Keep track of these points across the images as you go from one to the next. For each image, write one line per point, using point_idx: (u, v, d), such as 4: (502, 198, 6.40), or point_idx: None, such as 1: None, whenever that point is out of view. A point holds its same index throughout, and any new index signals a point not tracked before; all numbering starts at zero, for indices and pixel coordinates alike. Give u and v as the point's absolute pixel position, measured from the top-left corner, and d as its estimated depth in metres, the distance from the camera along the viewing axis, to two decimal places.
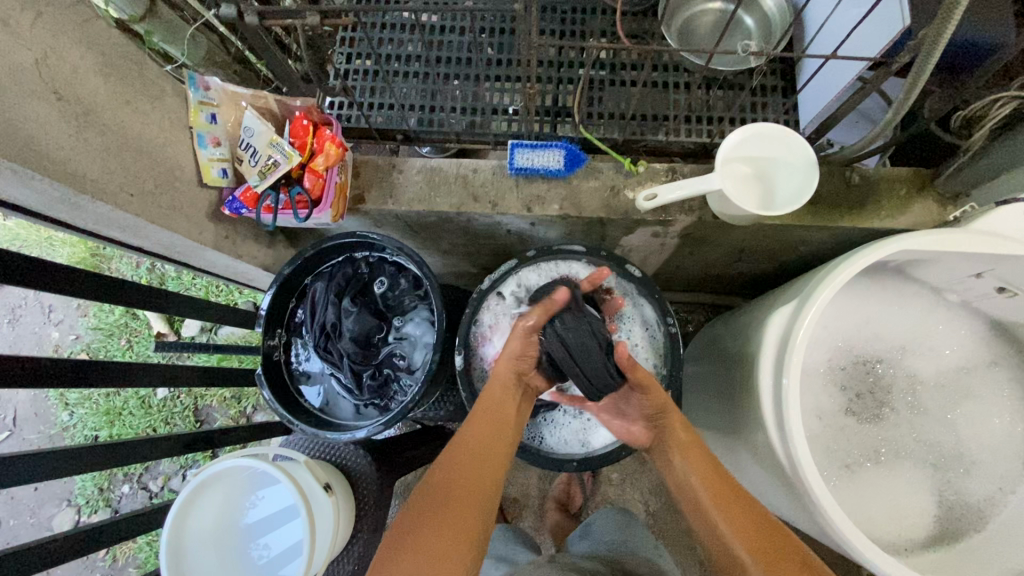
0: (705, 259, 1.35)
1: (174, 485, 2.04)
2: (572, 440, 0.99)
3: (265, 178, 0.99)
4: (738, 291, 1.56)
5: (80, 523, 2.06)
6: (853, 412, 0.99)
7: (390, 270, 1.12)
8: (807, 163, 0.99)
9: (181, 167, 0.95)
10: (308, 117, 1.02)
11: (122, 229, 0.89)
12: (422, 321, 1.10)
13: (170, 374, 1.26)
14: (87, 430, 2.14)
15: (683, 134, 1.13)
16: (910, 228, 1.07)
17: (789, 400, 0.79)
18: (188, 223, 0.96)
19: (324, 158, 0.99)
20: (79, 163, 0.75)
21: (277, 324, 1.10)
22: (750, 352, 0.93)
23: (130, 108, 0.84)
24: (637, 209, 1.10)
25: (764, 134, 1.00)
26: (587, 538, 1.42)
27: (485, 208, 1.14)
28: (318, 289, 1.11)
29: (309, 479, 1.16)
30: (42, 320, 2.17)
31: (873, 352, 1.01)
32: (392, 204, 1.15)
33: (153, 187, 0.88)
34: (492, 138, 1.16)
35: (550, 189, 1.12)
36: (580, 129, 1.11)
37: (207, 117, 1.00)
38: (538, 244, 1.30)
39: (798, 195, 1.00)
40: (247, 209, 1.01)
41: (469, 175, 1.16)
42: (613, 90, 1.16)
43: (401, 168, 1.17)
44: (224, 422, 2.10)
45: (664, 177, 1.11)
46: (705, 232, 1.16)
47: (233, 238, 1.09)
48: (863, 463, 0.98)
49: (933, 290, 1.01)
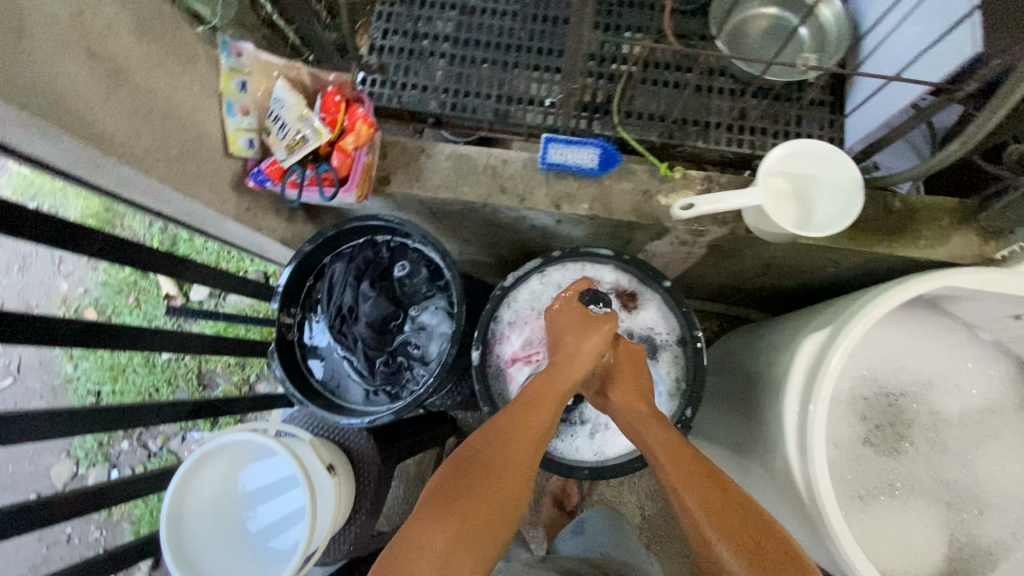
0: (730, 271, 1.32)
1: (172, 446, 2.04)
2: (584, 448, 0.96)
3: (292, 153, 0.97)
4: (757, 305, 1.53)
5: (78, 475, 2.08)
6: (871, 444, 0.98)
7: (410, 256, 1.10)
8: (850, 185, 0.95)
9: (208, 134, 0.93)
10: (340, 93, 0.99)
11: (144, 193, 0.87)
12: (439, 311, 1.08)
13: (180, 341, 1.25)
14: (90, 384, 2.15)
15: (723, 143, 1.09)
16: (948, 261, 1.03)
17: (815, 428, 0.77)
18: (211, 193, 0.94)
19: (355, 137, 0.97)
20: (107, 124, 0.73)
21: (293, 301, 1.08)
22: (776, 374, 0.90)
23: (162, 71, 0.82)
24: (668, 216, 1.07)
25: (809, 150, 0.96)
26: (581, 535, 1.42)
27: (511, 201, 1.11)
28: (336, 269, 1.08)
29: (313, 458, 1.15)
30: (52, 270, 2.17)
31: (898, 385, 0.99)
32: (417, 189, 1.12)
33: (180, 153, 0.86)
34: (525, 131, 1.14)
35: (581, 187, 1.09)
36: (617, 128, 1.08)
37: (237, 85, 0.97)
38: (560, 241, 1.27)
39: (838, 217, 0.96)
40: (272, 182, 0.99)
41: (498, 165, 1.12)
42: (655, 90, 1.11)
43: (429, 152, 1.14)
44: (226, 389, 2.10)
45: (698, 185, 1.07)
46: (735, 245, 1.13)
47: (253, 211, 1.06)
48: (876, 496, 0.96)
49: (966, 327, 0.99)
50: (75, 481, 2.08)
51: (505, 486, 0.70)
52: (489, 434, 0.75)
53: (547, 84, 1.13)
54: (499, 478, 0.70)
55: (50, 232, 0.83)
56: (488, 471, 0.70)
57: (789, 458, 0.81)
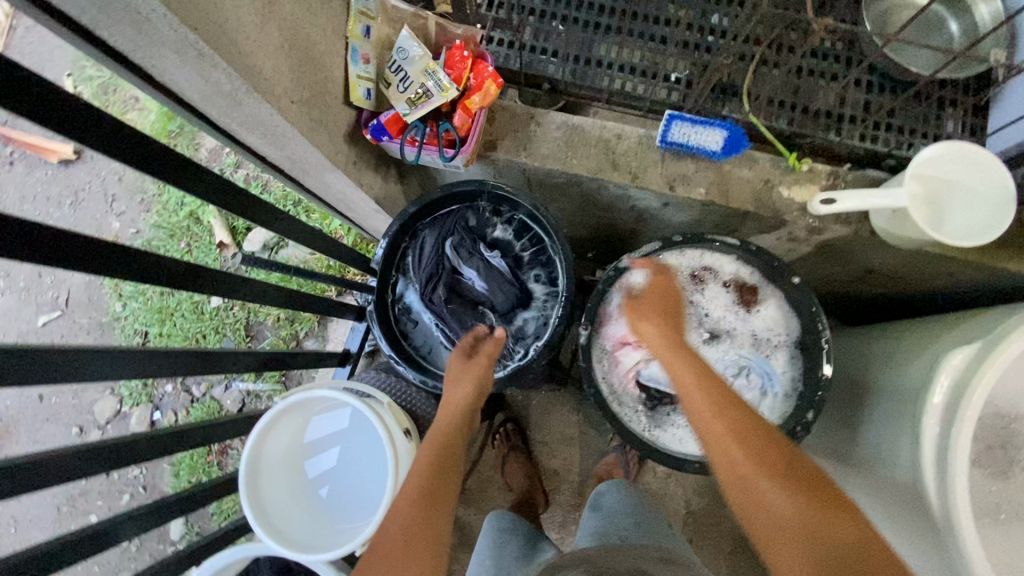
0: (826, 272, 1.27)
1: (216, 394, 2.04)
2: (686, 441, 0.94)
3: (415, 108, 0.92)
4: (838, 309, 1.48)
5: (121, 413, 2.09)
6: (979, 464, 0.95)
7: (514, 227, 1.07)
8: (1000, 196, 0.90)
9: (332, 79, 0.89)
10: (467, 49, 0.94)
11: (267, 136, 0.84)
12: (539, 287, 1.06)
13: (260, 291, 1.22)
14: (138, 324, 2.15)
15: (856, 138, 1.03)
16: None
17: (959, 449, 0.74)
18: (329, 141, 0.90)
19: (482, 96, 0.92)
20: (256, 58, 0.69)
21: (392, 263, 1.05)
22: (902, 386, 0.87)
23: (304, 6, 0.77)
24: (788, 209, 1.02)
25: (961, 155, 0.91)
26: (597, 513, 1.17)
27: (623, 178, 1.06)
28: (438, 234, 1.04)
29: (393, 422, 1.13)
30: (105, 207, 2.15)
31: (1015, 407, 0.95)
32: (525, 157, 1.08)
33: (309, 96, 0.82)
34: (645, 106, 1.08)
35: (698, 171, 1.05)
36: (746, 112, 1.02)
37: (362, 30, 0.92)
38: (657, 225, 1.23)
39: (984, 228, 0.91)
40: (388, 137, 0.95)
41: (612, 140, 1.07)
42: (788, 74, 1.04)
43: (540, 120, 1.09)
44: (273, 342, 2.09)
45: (824, 180, 1.02)
46: (849, 246, 1.08)
47: (359, 164, 1.03)
48: (980, 518, 0.93)
49: None
50: (118, 418, 2.09)
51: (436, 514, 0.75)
52: (420, 466, 0.80)
53: (672, 58, 1.07)
54: (424, 507, 0.75)
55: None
56: (413, 502, 0.75)
57: (920, 475, 0.78)
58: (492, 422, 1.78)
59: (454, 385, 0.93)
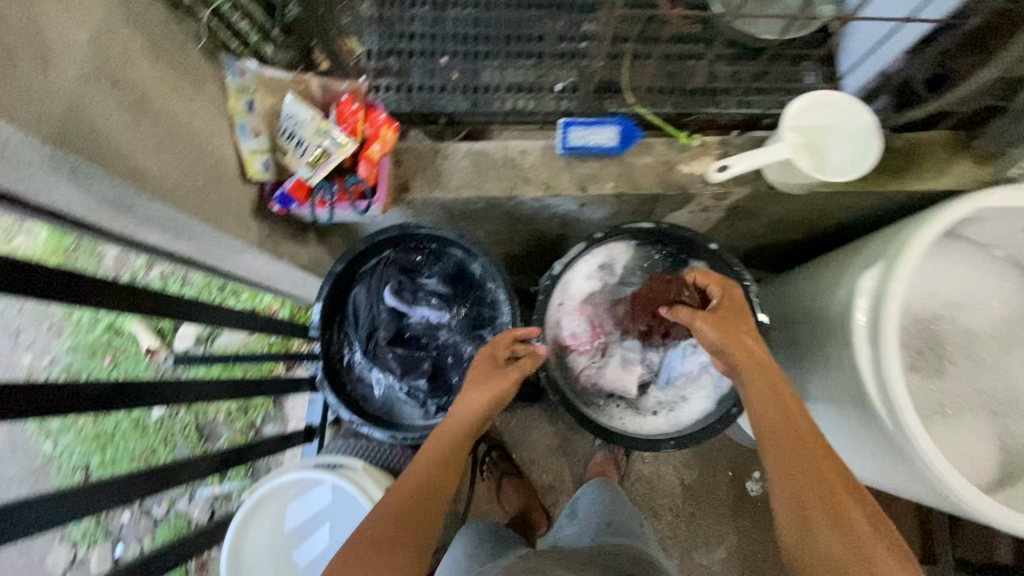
0: (742, 231, 1.35)
1: (181, 508, 1.89)
2: (657, 422, 0.97)
3: (317, 168, 0.91)
4: (764, 260, 1.58)
5: (78, 559, 1.90)
6: (916, 369, 1.03)
7: (444, 262, 1.08)
8: (864, 129, 1.01)
9: (225, 161, 0.87)
10: (355, 101, 0.95)
11: (169, 231, 0.80)
12: (482, 314, 1.07)
13: (201, 390, 1.16)
14: (76, 459, 1.97)
15: (732, 106, 1.12)
16: (954, 188, 1.10)
17: (891, 358, 0.80)
18: (236, 222, 0.88)
19: (381, 144, 0.92)
20: (137, 157, 0.67)
21: (330, 326, 1.02)
22: (830, 317, 0.94)
23: (178, 96, 0.76)
24: (692, 184, 1.09)
25: (824, 102, 1.01)
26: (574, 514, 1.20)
27: (537, 190, 1.09)
28: (370, 286, 1.04)
29: (373, 487, 1.09)
30: (11, 344, 1.98)
31: (931, 310, 1.05)
32: (439, 191, 1.09)
33: (204, 183, 0.80)
34: (540, 119, 1.12)
35: (604, 167, 1.10)
36: (632, 104, 1.09)
37: (245, 105, 0.91)
38: (581, 225, 1.27)
39: (858, 160, 1.01)
40: (297, 202, 0.93)
41: (517, 157, 1.11)
42: (660, 62, 1.12)
43: (445, 153, 1.11)
44: (230, 437, 1.97)
45: (716, 150, 1.10)
46: (754, 203, 1.16)
47: (273, 236, 1.01)
48: (930, 417, 1.01)
49: (980, 247, 1.06)
50: (76, 565, 1.90)
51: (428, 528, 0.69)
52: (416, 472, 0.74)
53: (554, 70, 1.12)
54: (408, 519, 0.69)
55: (73, 288, 0.75)
56: (403, 504, 0.70)
57: (866, 391, 0.84)
58: (475, 455, 1.75)
59: (467, 391, 0.84)
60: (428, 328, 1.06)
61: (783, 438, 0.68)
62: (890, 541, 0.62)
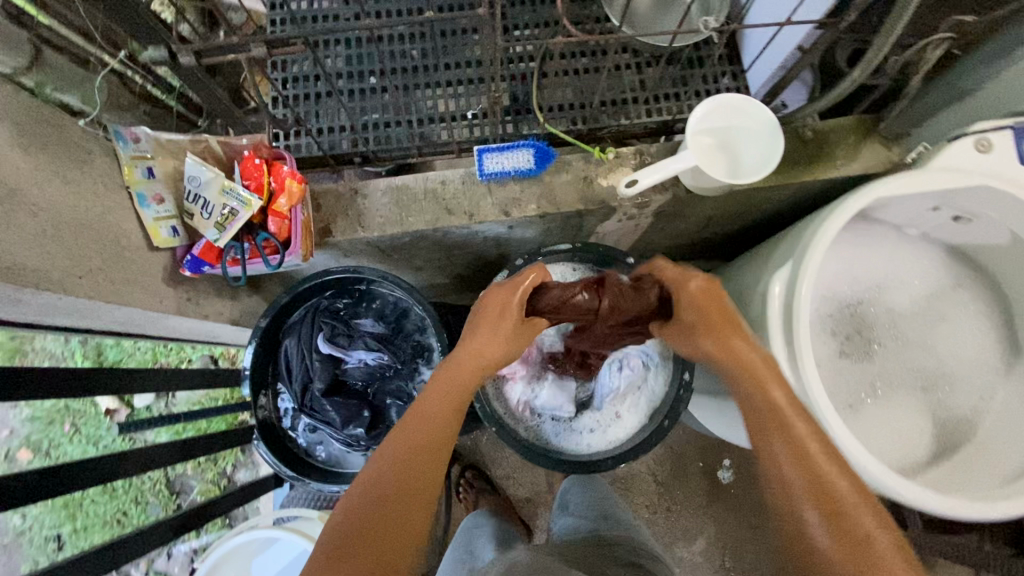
0: (677, 231, 1.37)
1: (161, 566, 1.85)
2: (597, 440, 0.98)
3: (224, 230, 0.91)
4: (707, 253, 1.60)
5: None
6: (846, 354, 1.06)
7: (371, 303, 1.07)
8: (769, 127, 1.02)
9: (126, 234, 0.85)
10: (258, 156, 0.94)
11: (72, 314, 0.78)
12: (415, 351, 1.07)
13: (148, 458, 1.14)
14: (45, 530, 1.92)
15: (643, 115, 1.14)
16: (865, 173, 1.12)
17: (804, 357, 0.83)
18: (147, 293, 0.86)
19: (287, 197, 0.92)
20: (15, 253, 0.65)
21: (262, 384, 1.01)
22: (752, 318, 0.96)
23: (59, 179, 0.74)
24: (613, 196, 1.10)
25: (726, 104, 1.02)
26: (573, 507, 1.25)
27: (461, 220, 1.09)
28: (297, 341, 1.03)
29: None
30: None
31: (854, 295, 1.07)
32: (362, 231, 1.08)
33: (101, 263, 0.78)
34: (456, 148, 1.13)
35: (524, 189, 1.10)
36: (544, 124, 1.09)
37: (144, 172, 0.89)
38: (515, 245, 1.27)
39: (764, 158, 1.03)
40: (209, 265, 0.93)
41: (438, 188, 1.10)
42: (566, 80, 1.14)
43: (364, 192, 1.09)
44: (203, 488, 1.95)
45: (633, 160, 1.11)
46: (678, 207, 1.17)
47: (195, 299, 0.99)
48: (864, 400, 1.04)
49: (895, 228, 1.08)
50: None
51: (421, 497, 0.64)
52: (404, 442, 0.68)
53: (463, 99, 1.14)
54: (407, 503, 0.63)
55: None
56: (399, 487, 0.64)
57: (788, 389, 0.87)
58: (449, 477, 1.75)
59: (488, 340, 0.77)
60: (363, 372, 1.06)
61: (760, 415, 0.68)
62: (894, 542, 0.58)
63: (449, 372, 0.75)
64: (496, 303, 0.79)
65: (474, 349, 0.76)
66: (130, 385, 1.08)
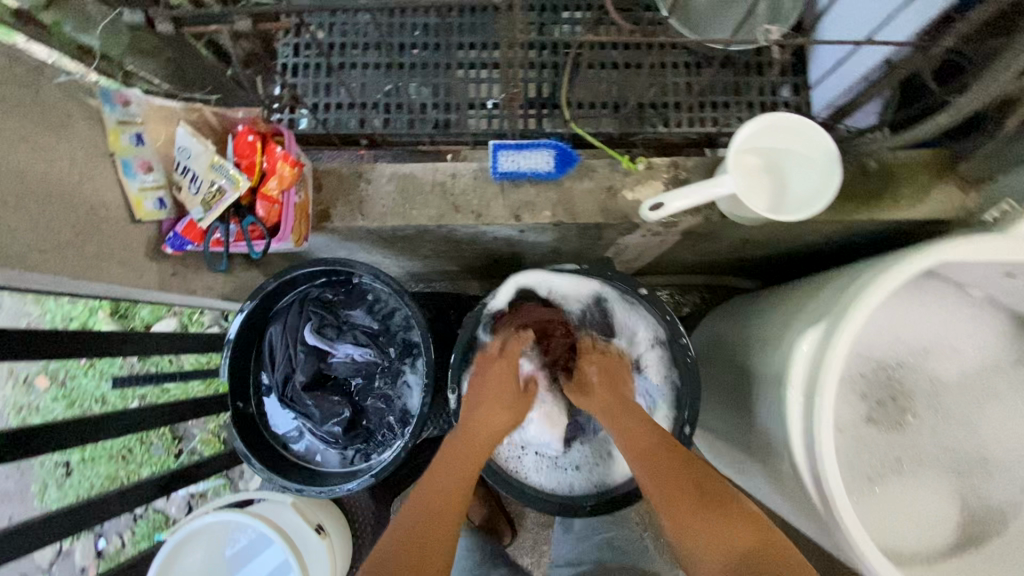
0: (707, 250, 1.25)
1: (159, 505, 1.92)
2: (581, 482, 0.91)
3: (210, 209, 0.85)
4: (739, 273, 1.47)
5: (63, 552, 1.94)
6: (873, 421, 0.94)
7: (364, 296, 1.00)
8: (827, 157, 0.89)
9: (106, 205, 0.80)
10: (253, 131, 0.87)
11: (41, 286, 0.75)
12: (404, 352, 1.01)
13: (133, 421, 1.14)
14: (56, 456, 2.01)
15: (684, 124, 1.02)
16: (931, 218, 0.98)
17: (822, 434, 0.72)
18: (124, 269, 0.82)
19: (277, 180, 0.85)
20: None
21: (243, 371, 0.97)
22: (771, 372, 0.85)
23: (28, 146, 0.69)
24: (637, 212, 0.99)
25: (780, 125, 0.89)
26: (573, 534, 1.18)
27: (468, 219, 1.01)
28: (281, 330, 0.97)
29: (298, 523, 1.07)
30: None
31: (894, 356, 0.95)
32: (362, 220, 1.01)
33: (72, 237, 0.74)
34: (471, 139, 1.04)
35: (540, 193, 1.00)
36: (569, 124, 0.99)
37: (131, 139, 0.83)
38: (527, 247, 1.18)
39: (817, 192, 0.89)
40: (193, 244, 0.88)
41: (447, 181, 1.02)
42: (601, 76, 1.02)
43: (368, 177, 1.02)
44: (204, 437, 1.99)
45: (666, 174, 0.99)
46: (710, 229, 1.05)
47: (182, 274, 0.95)
48: (886, 474, 0.93)
49: (956, 286, 0.94)
50: (62, 557, 1.94)
51: (435, 549, 0.66)
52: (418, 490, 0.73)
53: (484, 85, 1.05)
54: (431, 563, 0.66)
55: None
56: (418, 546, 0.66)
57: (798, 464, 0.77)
58: None
59: (486, 414, 0.79)
60: (349, 368, 0.98)
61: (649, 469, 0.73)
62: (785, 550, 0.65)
63: (457, 445, 0.78)
64: (495, 376, 0.81)
65: (478, 427, 0.78)
66: (117, 350, 1.06)
